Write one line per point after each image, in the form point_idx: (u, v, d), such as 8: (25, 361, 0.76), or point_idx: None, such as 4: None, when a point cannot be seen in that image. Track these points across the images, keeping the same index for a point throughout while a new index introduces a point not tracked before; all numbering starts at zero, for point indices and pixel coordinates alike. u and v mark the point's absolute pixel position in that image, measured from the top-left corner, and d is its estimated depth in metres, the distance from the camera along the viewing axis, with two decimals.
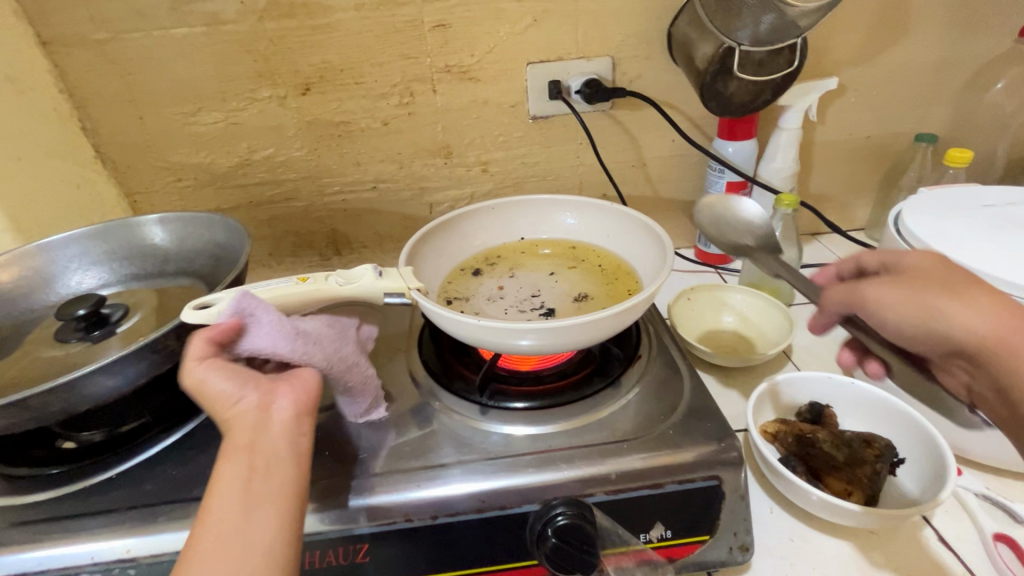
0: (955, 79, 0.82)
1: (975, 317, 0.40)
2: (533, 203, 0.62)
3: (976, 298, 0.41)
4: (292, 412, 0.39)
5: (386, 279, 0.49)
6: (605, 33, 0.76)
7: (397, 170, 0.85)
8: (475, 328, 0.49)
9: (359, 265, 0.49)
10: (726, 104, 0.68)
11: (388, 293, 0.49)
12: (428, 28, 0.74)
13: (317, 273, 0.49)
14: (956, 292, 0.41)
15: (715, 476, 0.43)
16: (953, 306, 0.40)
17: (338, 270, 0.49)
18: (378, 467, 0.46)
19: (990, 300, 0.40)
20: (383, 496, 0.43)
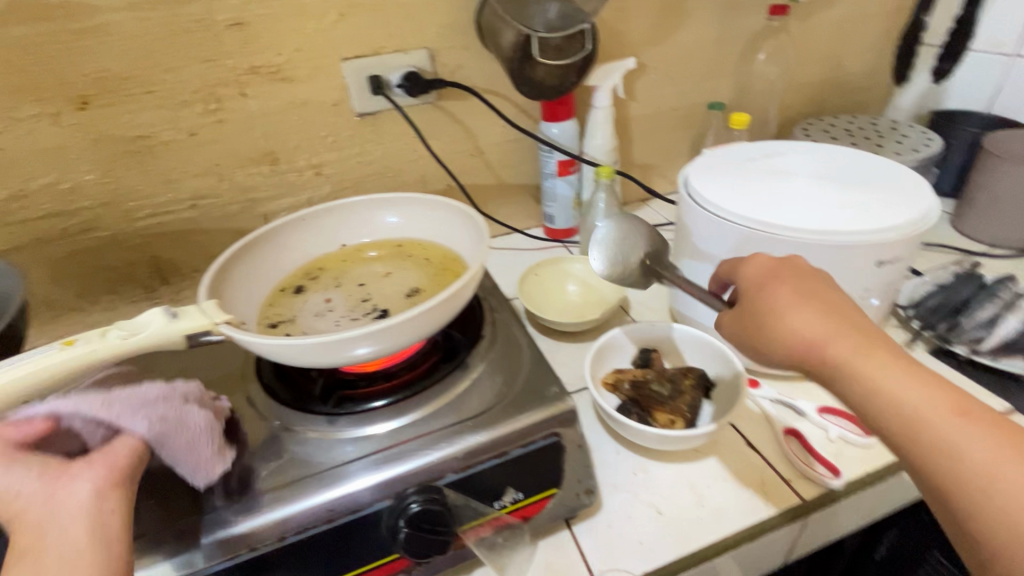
0: (732, 53, 0.95)
1: (822, 329, 0.44)
2: (347, 211, 0.65)
3: (821, 305, 0.45)
4: (91, 494, 0.36)
5: (182, 320, 0.44)
6: (417, 25, 0.76)
7: (219, 182, 0.78)
8: (292, 349, 0.48)
9: (146, 312, 0.44)
10: (537, 89, 0.72)
11: (191, 334, 0.44)
12: (223, 27, 0.68)
13: (88, 332, 0.42)
14: (806, 304, 0.46)
15: (555, 432, 0.47)
16: (805, 321, 0.45)
17: (119, 323, 0.43)
18: (223, 500, 0.44)
19: (834, 312, 0.45)
20: (239, 525, 0.42)
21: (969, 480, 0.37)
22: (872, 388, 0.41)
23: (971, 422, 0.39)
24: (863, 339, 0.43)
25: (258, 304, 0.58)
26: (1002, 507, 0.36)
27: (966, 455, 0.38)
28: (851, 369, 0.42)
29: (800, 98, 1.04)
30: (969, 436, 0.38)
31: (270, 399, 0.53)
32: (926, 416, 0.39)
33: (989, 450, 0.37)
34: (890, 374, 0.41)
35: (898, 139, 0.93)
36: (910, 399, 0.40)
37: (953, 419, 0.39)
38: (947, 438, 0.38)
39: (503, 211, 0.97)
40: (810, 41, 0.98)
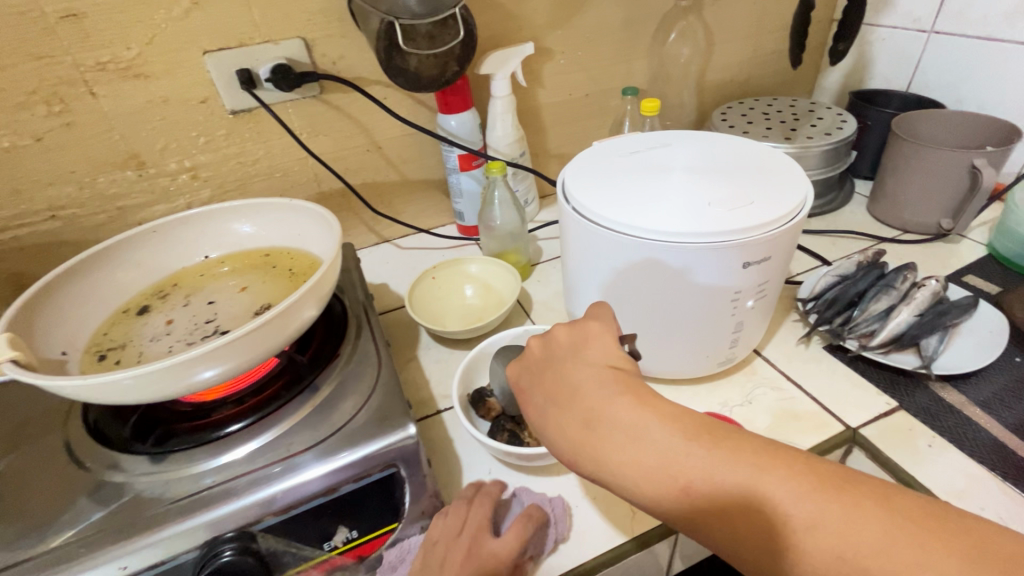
0: (644, 34, 0.91)
1: (565, 417, 0.39)
2: (205, 219, 0.60)
3: (564, 383, 0.40)
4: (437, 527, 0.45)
5: None
6: (285, 12, 0.70)
7: (79, 191, 0.72)
8: (95, 390, 0.43)
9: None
10: (415, 80, 0.67)
11: None
12: (54, 19, 0.61)
13: None
14: (547, 392, 0.41)
15: (393, 464, 0.44)
16: (551, 410, 0.40)
17: None
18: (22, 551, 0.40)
19: (575, 394, 0.40)
20: (113, 551, 0.39)
21: (729, 528, 0.34)
22: (626, 474, 0.36)
23: (725, 466, 0.34)
24: (608, 419, 0.37)
25: (91, 329, 0.53)
26: (779, 550, 0.32)
27: (740, 508, 0.33)
28: (612, 457, 0.36)
29: (719, 81, 1.01)
30: (736, 483, 0.34)
31: (95, 438, 0.48)
32: (685, 482, 0.34)
33: (756, 490, 0.33)
34: (637, 452, 0.36)
35: (813, 122, 0.90)
36: (662, 470, 0.35)
37: (720, 473, 0.34)
38: (717, 498, 0.34)
39: (411, 209, 0.93)
40: (724, 20, 0.94)
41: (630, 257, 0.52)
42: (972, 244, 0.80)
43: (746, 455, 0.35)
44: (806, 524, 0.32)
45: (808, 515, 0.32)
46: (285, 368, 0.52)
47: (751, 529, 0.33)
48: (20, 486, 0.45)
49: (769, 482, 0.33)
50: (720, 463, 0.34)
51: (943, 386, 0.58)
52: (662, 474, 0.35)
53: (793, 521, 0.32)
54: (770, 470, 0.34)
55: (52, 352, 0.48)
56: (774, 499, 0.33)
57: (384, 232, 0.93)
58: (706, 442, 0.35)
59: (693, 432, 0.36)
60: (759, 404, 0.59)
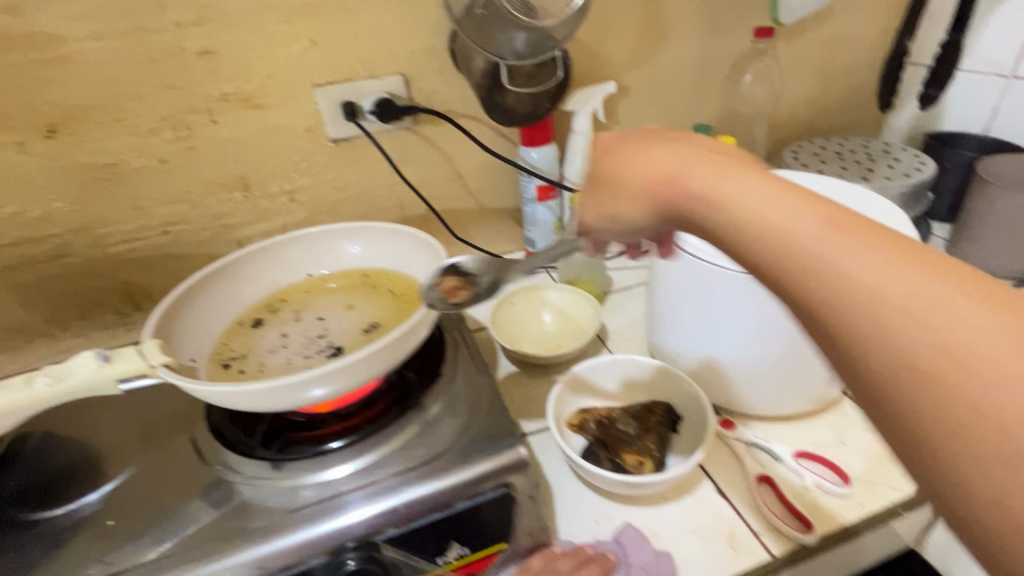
0: (718, 74, 0.93)
1: (668, 165, 0.40)
2: (313, 239, 0.64)
3: (629, 152, 0.43)
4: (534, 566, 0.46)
5: (115, 363, 0.44)
6: (389, 51, 0.75)
7: (191, 209, 0.78)
8: (233, 396, 0.45)
9: (79, 355, 0.43)
10: (509, 115, 0.71)
11: (123, 378, 0.44)
12: (191, 55, 0.68)
13: (15, 380, 0.42)
14: (621, 157, 0.43)
15: (505, 484, 0.45)
16: (630, 161, 0.43)
17: (48, 369, 0.43)
18: (166, 549, 0.43)
19: (667, 148, 0.41)
20: (249, 550, 0.42)
21: (882, 338, 0.28)
22: (723, 213, 0.36)
23: (870, 239, 0.30)
24: (716, 171, 0.37)
25: (213, 339, 0.57)
26: (902, 352, 0.28)
27: (851, 290, 0.29)
28: (713, 194, 0.36)
29: (789, 120, 1.02)
30: (936, 313, 0.27)
31: (216, 442, 0.51)
32: (806, 259, 0.31)
33: (895, 280, 0.29)
34: (747, 204, 0.35)
35: (890, 163, 0.90)
36: (773, 221, 0.33)
37: (823, 235, 0.31)
38: (831, 281, 0.30)
39: (483, 235, 0.96)
40: (797, 62, 0.96)
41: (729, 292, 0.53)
42: None
43: (911, 254, 0.29)
44: (995, 372, 0.25)
45: (965, 322, 0.27)
46: (394, 384, 0.54)
47: (863, 315, 0.29)
48: (152, 485, 0.48)
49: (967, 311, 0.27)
50: (854, 234, 0.31)
51: None
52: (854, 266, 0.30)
53: (942, 328, 0.27)
54: (929, 268, 0.29)
55: (184, 359, 0.52)
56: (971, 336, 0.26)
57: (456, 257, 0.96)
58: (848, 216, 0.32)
59: (840, 216, 0.32)
60: (853, 446, 0.58)
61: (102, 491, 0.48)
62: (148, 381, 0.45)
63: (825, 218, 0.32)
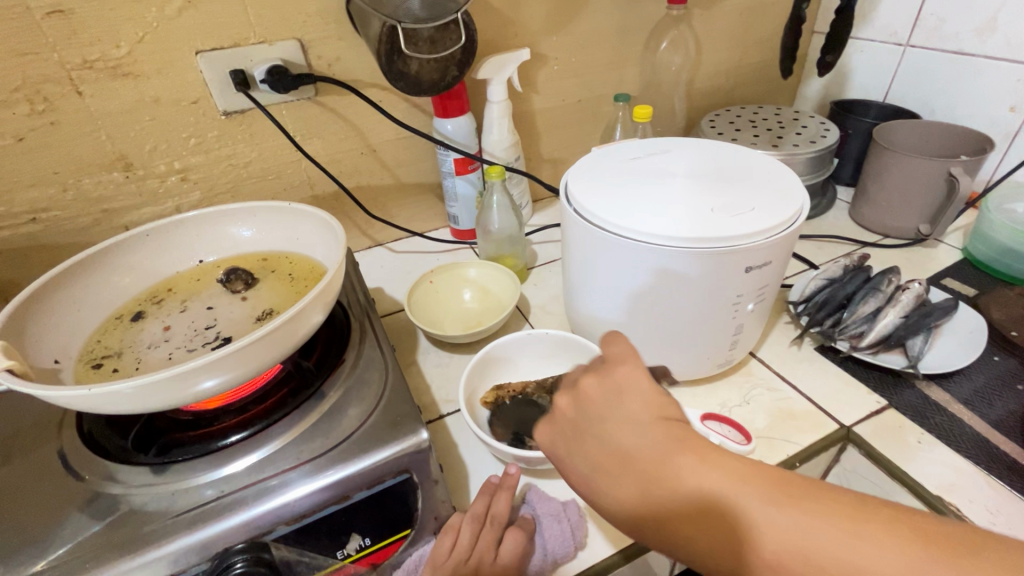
0: (636, 41, 0.92)
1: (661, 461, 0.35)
2: (199, 222, 0.59)
3: (642, 440, 0.36)
4: (446, 540, 0.45)
5: None
6: (280, 13, 0.69)
7: (62, 193, 0.69)
8: (93, 400, 0.41)
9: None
10: (415, 84, 0.67)
11: None
12: (40, 15, 0.59)
13: None
14: (603, 446, 0.37)
15: (405, 470, 0.44)
16: (604, 485, 0.37)
17: None
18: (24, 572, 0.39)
19: (568, 444, 0.39)
20: (121, 566, 0.38)
21: None
22: (681, 478, 0.34)
23: (813, 519, 0.31)
24: (685, 458, 0.34)
25: (83, 336, 0.51)
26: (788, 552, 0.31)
27: (816, 557, 0.30)
28: (709, 510, 0.33)
29: (707, 89, 1.03)
30: (820, 541, 0.31)
31: (92, 448, 0.47)
32: (778, 542, 0.31)
33: (824, 534, 0.31)
34: (713, 497, 0.33)
35: (798, 130, 0.93)
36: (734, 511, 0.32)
37: (787, 524, 0.31)
38: (799, 560, 0.31)
39: (403, 212, 0.92)
40: (712, 30, 0.96)
41: (634, 262, 0.53)
42: (949, 248, 0.84)
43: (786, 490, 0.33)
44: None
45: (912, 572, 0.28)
46: (290, 373, 0.51)
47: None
48: (14, 500, 0.43)
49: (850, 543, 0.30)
50: (802, 507, 0.32)
51: (928, 385, 0.61)
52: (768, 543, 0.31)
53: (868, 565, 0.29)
54: (841, 513, 0.31)
55: (44, 361, 0.46)
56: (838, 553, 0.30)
57: (376, 236, 0.92)
58: (776, 484, 0.33)
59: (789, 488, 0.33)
60: (756, 404, 0.61)
61: None
62: None
63: (763, 484, 0.33)
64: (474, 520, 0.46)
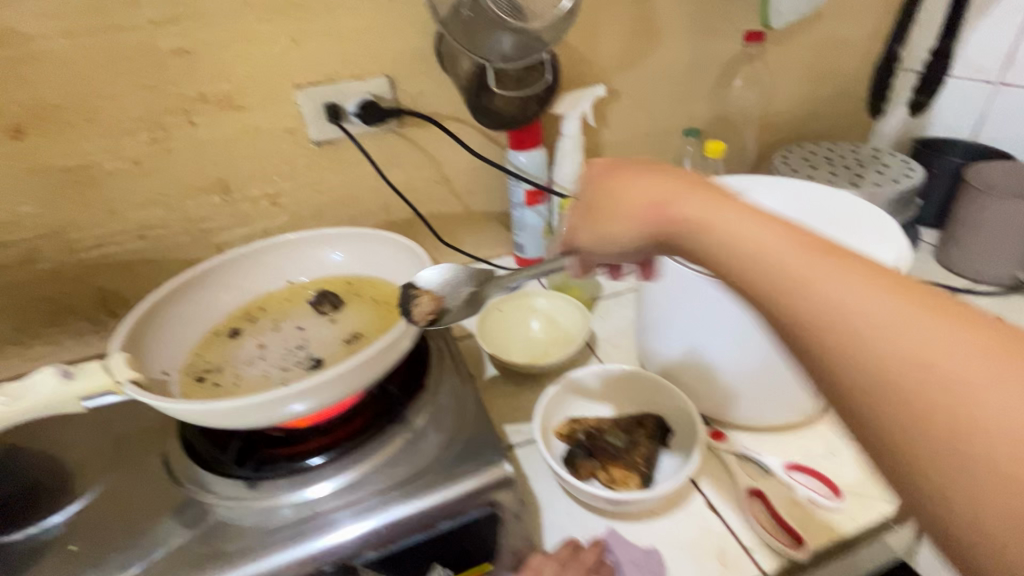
0: (709, 78, 0.92)
1: (773, 263, 0.34)
2: (293, 245, 0.62)
3: (787, 255, 0.33)
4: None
5: (79, 380, 0.42)
6: (373, 52, 0.73)
7: (168, 213, 0.75)
8: (203, 414, 0.43)
9: (37, 372, 0.41)
10: (497, 119, 0.69)
11: (87, 396, 0.42)
12: (167, 54, 0.66)
13: None
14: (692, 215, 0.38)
15: (490, 504, 0.44)
16: (723, 229, 0.36)
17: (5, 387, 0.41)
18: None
19: (670, 188, 0.41)
20: None
21: (879, 383, 0.28)
22: (775, 262, 0.33)
23: (975, 363, 0.27)
24: (823, 270, 0.32)
25: (187, 349, 0.55)
26: (881, 349, 0.29)
27: (927, 361, 0.27)
28: (832, 322, 0.31)
29: (779, 124, 1.01)
30: (940, 341, 0.28)
31: (190, 459, 0.49)
32: (863, 328, 0.29)
33: (971, 357, 0.27)
34: (821, 281, 0.31)
35: (879, 169, 0.90)
36: (848, 303, 0.30)
37: (958, 349, 0.27)
38: (921, 383, 0.27)
39: (470, 239, 0.94)
40: (787, 67, 0.96)
41: (721, 304, 0.52)
42: None
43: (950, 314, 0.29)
44: (986, 385, 0.26)
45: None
46: (375, 397, 0.52)
47: (939, 419, 0.27)
48: (122, 507, 0.46)
49: (963, 353, 0.27)
50: (957, 331, 0.28)
51: None
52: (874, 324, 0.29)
53: (972, 386, 0.26)
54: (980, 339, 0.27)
55: (155, 373, 0.50)
56: (963, 363, 0.27)
57: (444, 261, 0.95)
58: (946, 315, 0.29)
59: (955, 320, 0.28)
60: (845, 457, 0.57)
61: (67, 512, 0.46)
62: (111, 399, 0.43)
63: (898, 295, 0.30)
64: (562, 562, 0.45)
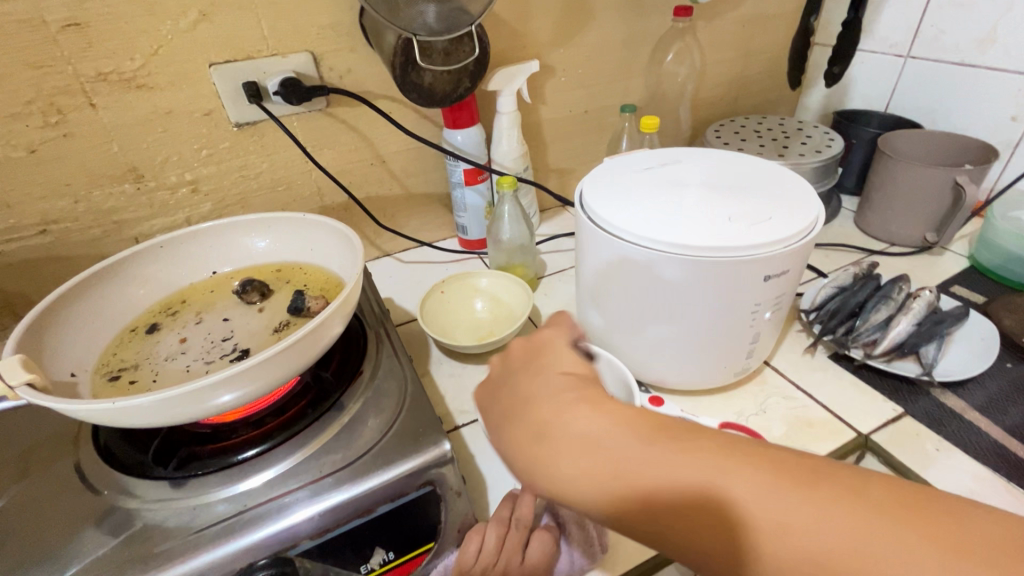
0: (642, 53, 0.93)
1: (558, 433, 0.33)
2: (215, 233, 0.59)
3: (558, 404, 0.35)
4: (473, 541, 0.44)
5: None
6: (293, 26, 0.69)
7: (73, 205, 0.69)
8: (110, 414, 0.40)
9: None
10: (428, 95, 0.68)
11: None
12: (56, 29, 0.60)
13: None
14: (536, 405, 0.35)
15: (429, 482, 0.44)
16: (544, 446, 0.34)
17: None
18: None
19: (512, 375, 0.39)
20: None
21: (786, 573, 0.28)
22: (611, 450, 0.32)
23: (758, 483, 0.29)
24: (661, 456, 0.31)
25: (99, 349, 0.51)
26: (737, 519, 0.29)
27: (805, 544, 0.27)
28: (666, 496, 0.30)
29: (711, 99, 1.04)
30: (779, 508, 0.28)
31: (109, 464, 0.46)
32: (741, 515, 0.29)
33: (824, 521, 0.27)
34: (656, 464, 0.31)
35: (803, 140, 0.94)
36: (696, 488, 0.30)
37: (735, 488, 0.29)
38: (781, 540, 0.28)
39: (411, 222, 0.92)
40: (716, 42, 0.98)
41: (654, 271, 0.53)
42: (955, 256, 0.85)
43: (787, 472, 0.29)
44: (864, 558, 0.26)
45: (829, 526, 0.27)
46: (309, 385, 0.51)
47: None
48: (29, 518, 0.43)
49: (814, 509, 0.28)
50: (784, 493, 0.28)
51: (943, 393, 0.61)
52: (735, 505, 0.29)
53: (868, 550, 0.26)
54: (820, 488, 0.28)
55: (61, 375, 0.46)
56: (832, 528, 0.27)
57: (385, 246, 0.92)
58: (735, 463, 0.30)
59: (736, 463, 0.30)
60: (773, 413, 0.61)
61: None
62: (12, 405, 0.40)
63: (666, 448, 0.31)
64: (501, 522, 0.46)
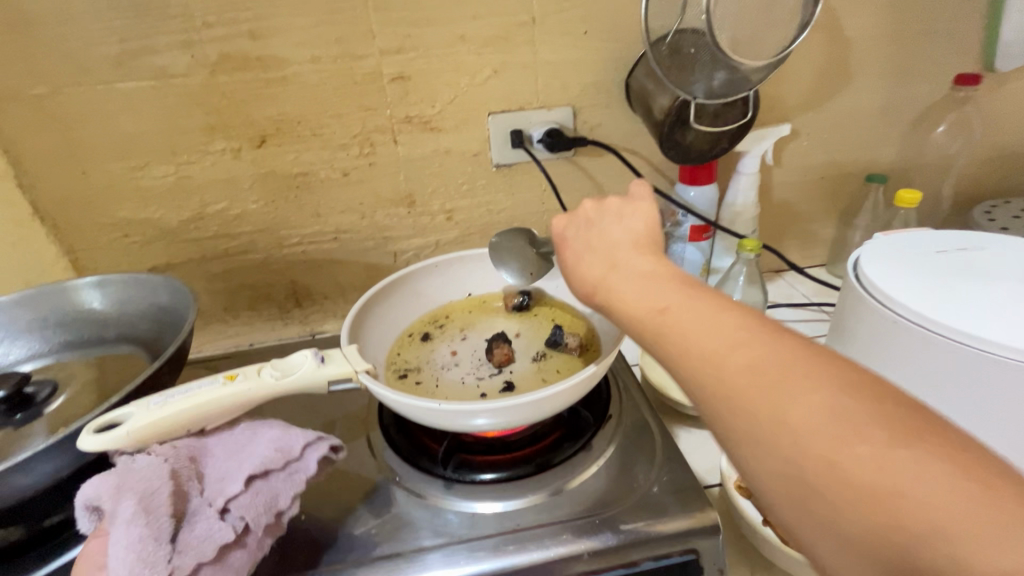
0: (902, 121, 0.85)
1: (613, 286, 0.41)
2: (483, 260, 0.66)
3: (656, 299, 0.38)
4: None
5: (328, 364, 0.48)
6: (563, 84, 0.77)
7: (360, 220, 0.83)
8: (422, 410, 0.47)
9: (298, 353, 0.48)
10: (684, 153, 0.69)
11: (332, 381, 0.48)
12: (387, 80, 0.73)
13: (248, 368, 0.47)
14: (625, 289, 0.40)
15: (692, 549, 0.46)
16: (631, 294, 0.39)
17: (273, 362, 0.47)
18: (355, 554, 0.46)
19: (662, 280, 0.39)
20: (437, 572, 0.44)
21: (812, 494, 0.28)
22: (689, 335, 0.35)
23: (739, 338, 0.33)
24: (739, 344, 0.33)
25: (388, 348, 0.59)
26: (786, 431, 0.29)
27: (850, 477, 0.27)
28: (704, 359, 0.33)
29: (983, 175, 0.90)
30: (837, 432, 0.28)
31: (396, 452, 0.55)
32: (773, 391, 0.30)
33: (913, 467, 0.26)
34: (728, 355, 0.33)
35: None
36: (734, 366, 0.32)
37: (718, 333, 0.34)
38: (833, 479, 0.28)
39: None
40: (1000, 113, 0.85)
41: (972, 373, 0.48)
42: None
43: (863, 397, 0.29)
44: (917, 496, 0.25)
45: (935, 487, 0.25)
46: (563, 420, 0.56)
47: (869, 513, 0.26)
48: (338, 487, 0.52)
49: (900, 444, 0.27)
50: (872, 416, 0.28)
51: None
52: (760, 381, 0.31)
53: (919, 494, 0.25)
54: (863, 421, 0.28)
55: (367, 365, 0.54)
56: (921, 479, 0.26)
57: None
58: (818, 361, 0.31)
59: (754, 323, 0.34)
60: None
61: None
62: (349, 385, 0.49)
63: (794, 359, 0.31)
64: None
